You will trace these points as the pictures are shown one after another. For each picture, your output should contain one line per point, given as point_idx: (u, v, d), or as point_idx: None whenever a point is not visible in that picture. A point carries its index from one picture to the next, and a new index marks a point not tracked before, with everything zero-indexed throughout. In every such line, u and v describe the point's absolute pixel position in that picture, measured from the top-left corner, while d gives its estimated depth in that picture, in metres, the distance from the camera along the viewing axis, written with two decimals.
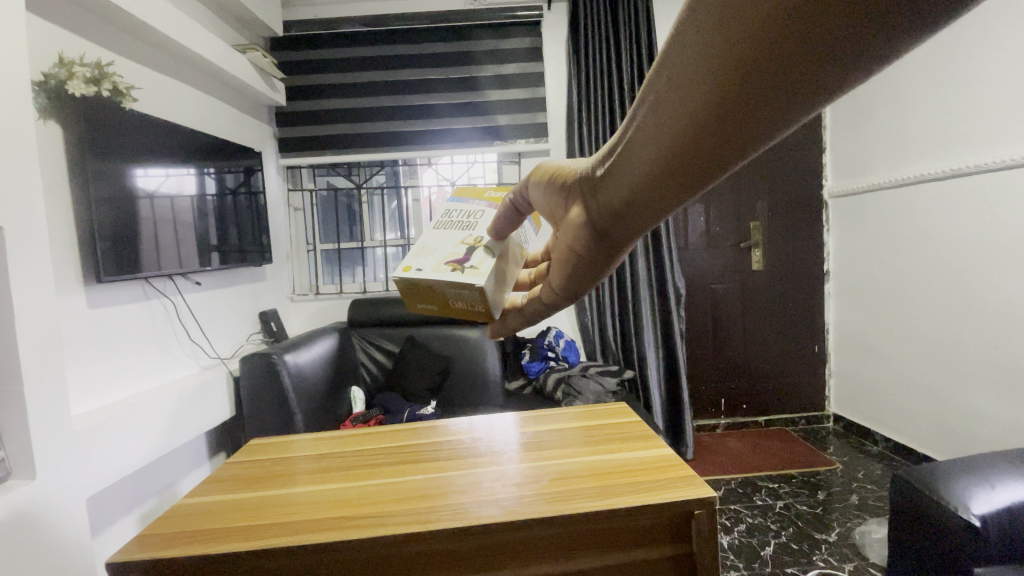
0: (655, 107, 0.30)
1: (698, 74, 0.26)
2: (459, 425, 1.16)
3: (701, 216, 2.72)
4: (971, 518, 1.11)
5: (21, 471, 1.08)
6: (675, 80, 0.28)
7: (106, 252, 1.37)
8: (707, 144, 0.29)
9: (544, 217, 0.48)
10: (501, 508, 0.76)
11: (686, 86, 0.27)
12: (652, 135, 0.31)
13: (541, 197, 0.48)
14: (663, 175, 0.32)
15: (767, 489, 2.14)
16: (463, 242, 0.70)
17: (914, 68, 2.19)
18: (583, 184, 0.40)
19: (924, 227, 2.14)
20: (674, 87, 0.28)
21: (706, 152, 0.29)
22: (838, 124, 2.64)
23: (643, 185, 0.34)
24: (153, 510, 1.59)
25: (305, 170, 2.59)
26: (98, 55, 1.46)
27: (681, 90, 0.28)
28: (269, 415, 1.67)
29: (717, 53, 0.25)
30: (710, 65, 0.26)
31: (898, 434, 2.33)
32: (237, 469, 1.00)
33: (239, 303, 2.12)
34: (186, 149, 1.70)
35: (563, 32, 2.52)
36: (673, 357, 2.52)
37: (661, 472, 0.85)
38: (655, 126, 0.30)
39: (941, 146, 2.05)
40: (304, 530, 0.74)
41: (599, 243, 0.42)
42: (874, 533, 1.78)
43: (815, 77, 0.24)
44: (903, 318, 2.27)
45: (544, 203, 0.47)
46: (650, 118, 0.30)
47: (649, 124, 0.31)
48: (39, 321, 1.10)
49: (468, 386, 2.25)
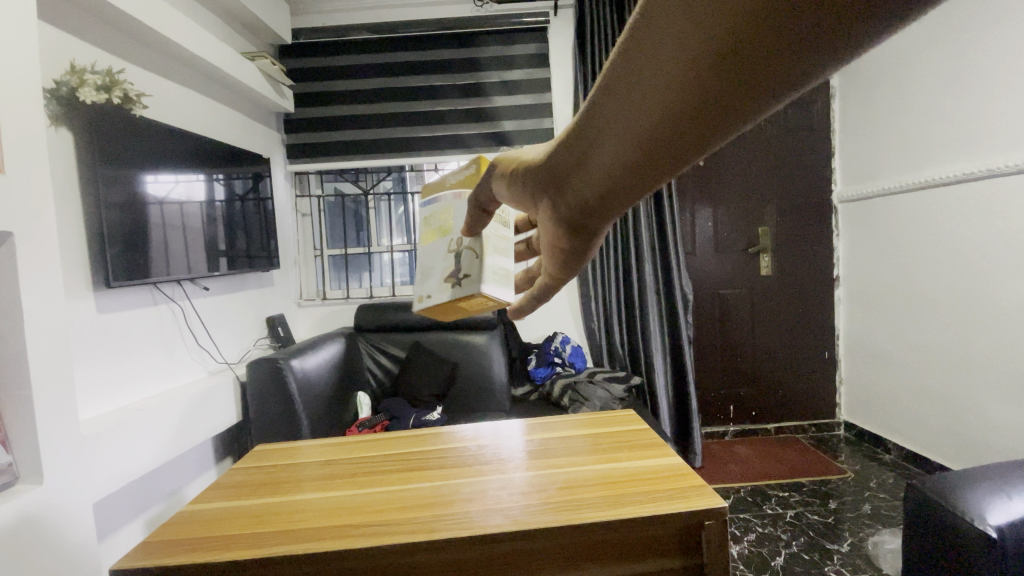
0: (609, 99, 0.23)
1: (662, 54, 0.19)
2: (465, 432, 1.15)
3: (709, 221, 2.70)
4: (987, 530, 1.08)
5: (28, 476, 1.08)
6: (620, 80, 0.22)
7: (117, 256, 1.39)
8: (651, 162, 0.24)
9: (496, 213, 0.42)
10: (507, 518, 0.75)
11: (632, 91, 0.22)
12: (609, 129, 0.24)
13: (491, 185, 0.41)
14: (622, 182, 0.26)
15: (777, 498, 2.11)
16: (450, 251, 0.58)
17: (924, 72, 2.17)
18: (527, 184, 0.33)
19: (937, 232, 2.11)
20: (635, 67, 0.21)
21: (650, 171, 0.24)
22: (847, 129, 2.62)
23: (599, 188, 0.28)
24: (159, 515, 1.59)
25: (313, 176, 2.64)
26: (109, 63, 1.48)
27: (643, 74, 0.21)
28: (275, 421, 1.67)
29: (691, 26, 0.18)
30: (659, 68, 0.20)
31: (911, 442, 2.29)
32: (242, 476, 0.99)
33: (246, 308, 2.13)
34: (195, 157, 1.72)
35: (569, 38, 2.52)
36: (682, 364, 2.49)
37: (670, 482, 0.83)
38: (613, 119, 0.23)
39: (952, 150, 2.03)
40: (308, 538, 0.74)
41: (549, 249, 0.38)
42: (888, 544, 1.74)
43: (782, 75, 0.18)
44: (915, 323, 2.24)
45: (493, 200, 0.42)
46: (602, 108, 0.24)
47: (600, 131, 0.25)
48: (47, 327, 1.11)
49: (474, 392, 2.25)
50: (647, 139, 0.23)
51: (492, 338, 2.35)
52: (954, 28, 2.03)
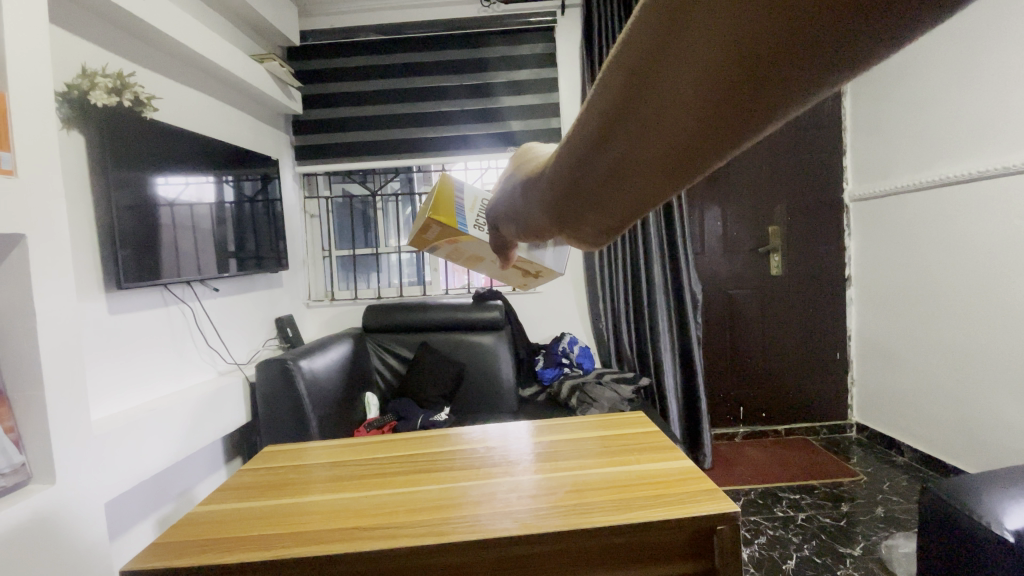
0: (643, 86, 0.21)
1: (680, 58, 0.19)
2: (473, 434, 1.15)
3: (717, 221, 2.68)
4: (1004, 534, 1.05)
5: (41, 476, 1.09)
6: (654, 71, 0.20)
7: (128, 258, 1.40)
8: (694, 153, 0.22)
9: (510, 224, 0.40)
10: (517, 521, 0.74)
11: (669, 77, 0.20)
12: (626, 139, 0.23)
13: (500, 198, 0.41)
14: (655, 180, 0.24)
15: (787, 500, 2.09)
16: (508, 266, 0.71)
17: (936, 69, 2.14)
18: (545, 191, 0.31)
19: (951, 231, 2.07)
20: (653, 77, 0.20)
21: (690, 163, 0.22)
22: (858, 126, 2.59)
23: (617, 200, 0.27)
24: (169, 514, 1.60)
25: (321, 178, 2.66)
26: (119, 66, 1.49)
27: (661, 80, 0.20)
28: (284, 421, 1.67)
29: (707, 29, 0.17)
30: (698, 54, 0.18)
31: (926, 444, 2.25)
32: (251, 477, 1.00)
33: (255, 309, 2.14)
34: (205, 158, 1.73)
35: (577, 37, 2.51)
36: (691, 364, 2.46)
37: (681, 486, 0.82)
38: (640, 123, 0.22)
39: (968, 147, 1.99)
40: (316, 540, 0.74)
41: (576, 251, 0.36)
42: (902, 548, 1.71)
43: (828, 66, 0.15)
44: (929, 324, 2.21)
45: (507, 212, 0.39)
46: (627, 110, 0.22)
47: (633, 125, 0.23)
48: (59, 328, 1.12)
49: (482, 392, 2.24)
50: (670, 147, 0.22)
51: (500, 339, 2.34)
52: (969, 23, 1.99)
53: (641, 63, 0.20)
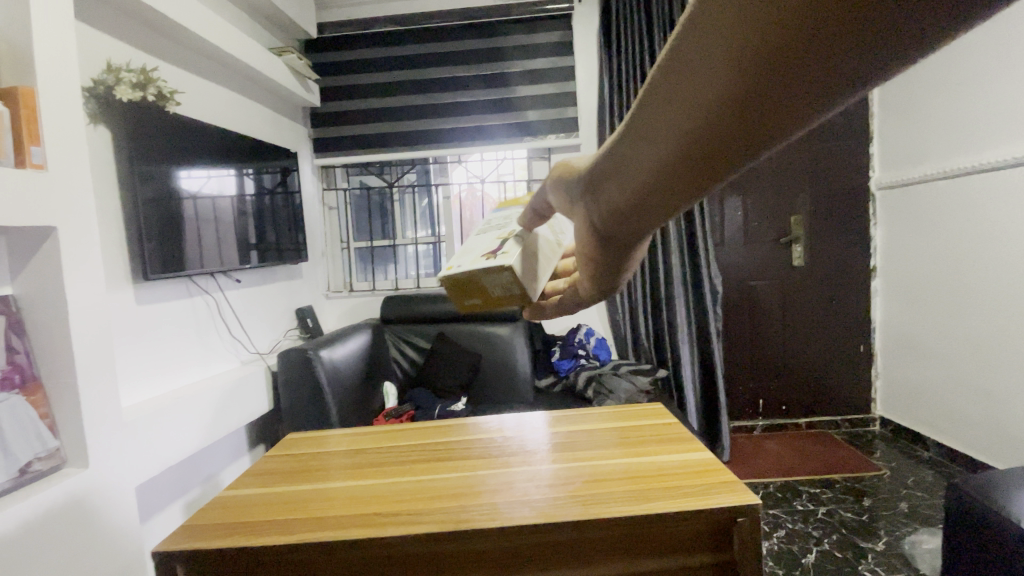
0: (683, 62, 0.22)
1: (718, 37, 0.20)
2: (491, 423, 1.15)
3: (738, 211, 2.63)
4: None
5: (74, 460, 1.13)
6: (694, 51, 0.21)
7: (154, 250, 1.43)
8: (728, 132, 0.22)
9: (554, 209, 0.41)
10: (535, 510, 0.75)
11: (708, 58, 0.21)
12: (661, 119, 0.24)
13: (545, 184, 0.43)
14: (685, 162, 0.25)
15: (808, 494, 2.06)
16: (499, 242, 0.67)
17: (970, 52, 2.05)
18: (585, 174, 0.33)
19: (983, 220, 2.00)
20: (691, 59, 0.22)
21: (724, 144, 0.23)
22: (886, 112, 2.51)
23: (624, 193, 0.29)
24: (196, 498, 1.65)
25: (339, 170, 2.68)
26: (142, 61, 1.52)
27: (699, 60, 0.21)
28: (305, 409, 1.71)
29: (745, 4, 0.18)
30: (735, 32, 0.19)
31: (952, 439, 2.20)
32: (274, 463, 1.02)
33: (276, 300, 2.18)
34: (226, 152, 1.76)
35: (595, 25, 2.48)
36: (709, 356, 2.44)
37: (700, 477, 0.81)
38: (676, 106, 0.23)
39: (1000, 132, 1.92)
40: (338, 525, 0.75)
41: (608, 240, 0.36)
42: (925, 544, 1.68)
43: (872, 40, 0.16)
44: (958, 317, 2.14)
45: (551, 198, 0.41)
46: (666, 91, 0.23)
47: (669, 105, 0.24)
48: (89, 318, 1.16)
49: (498, 383, 2.25)
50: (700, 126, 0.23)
51: (516, 330, 2.35)
52: None
53: (684, 44, 0.22)
